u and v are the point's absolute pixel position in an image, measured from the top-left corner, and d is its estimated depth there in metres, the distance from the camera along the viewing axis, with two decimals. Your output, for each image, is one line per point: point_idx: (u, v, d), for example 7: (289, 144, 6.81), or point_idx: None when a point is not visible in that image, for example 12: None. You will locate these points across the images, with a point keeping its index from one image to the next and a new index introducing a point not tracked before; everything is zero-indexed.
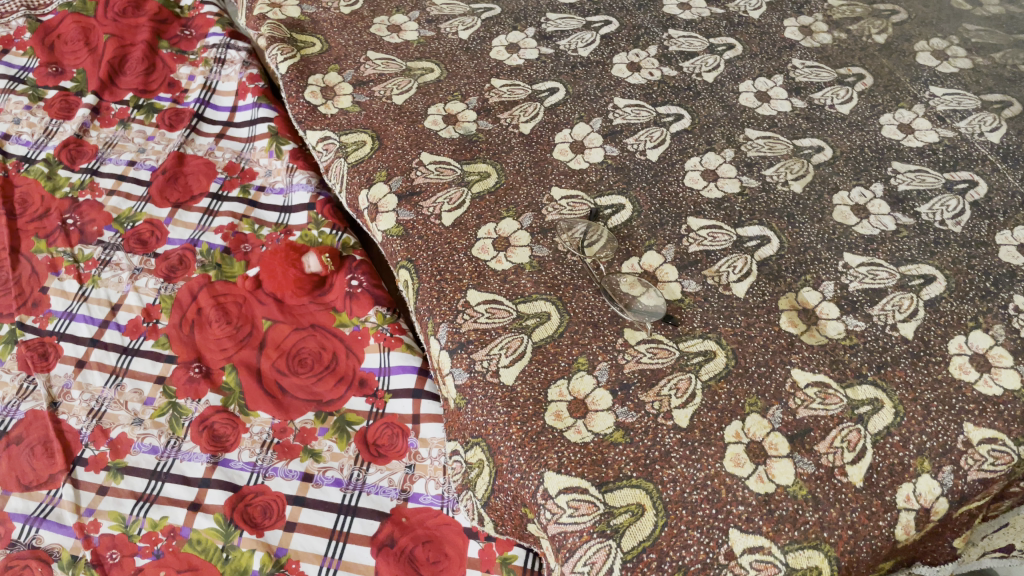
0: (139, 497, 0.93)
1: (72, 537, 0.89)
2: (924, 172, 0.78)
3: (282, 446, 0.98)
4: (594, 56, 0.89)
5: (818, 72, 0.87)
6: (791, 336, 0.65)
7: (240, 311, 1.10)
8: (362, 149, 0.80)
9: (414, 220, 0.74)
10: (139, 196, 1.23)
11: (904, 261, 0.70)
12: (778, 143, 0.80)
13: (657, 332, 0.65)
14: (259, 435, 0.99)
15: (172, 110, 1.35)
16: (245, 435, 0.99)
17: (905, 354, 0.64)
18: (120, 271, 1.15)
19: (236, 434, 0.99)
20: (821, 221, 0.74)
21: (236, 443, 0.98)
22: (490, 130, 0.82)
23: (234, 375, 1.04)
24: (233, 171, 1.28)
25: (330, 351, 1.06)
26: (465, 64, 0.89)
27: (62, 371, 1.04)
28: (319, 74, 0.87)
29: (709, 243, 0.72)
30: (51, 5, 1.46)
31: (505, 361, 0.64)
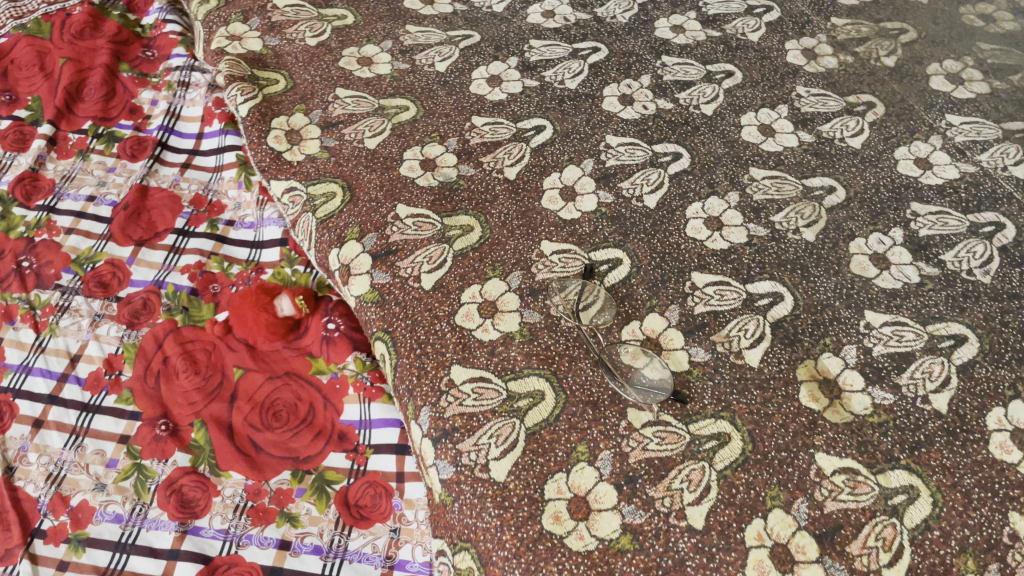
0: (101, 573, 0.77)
1: None
2: (946, 214, 0.71)
3: (257, 509, 0.83)
4: (583, 89, 0.82)
5: (825, 101, 0.81)
6: (813, 412, 0.58)
7: (208, 359, 0.92)
8: (332, 201, 0.73)
9: (390, 283, 0.67)
10: (100, 233, 1.04)
11: (932, 320, 0.64)
12: (787, 184, 0.73)
13: (664, 412, 0.58)
14: (232, 498, 0.83)
15: (134, 139, 1.14)
16: (216, 500, 0.83)
17: (940, 432, 0.57)
18: (80, 317, 0.97)
19: (205, 499, 0.83)
20: (838, 274, 0.67)
21: (206, 509, 0.83)
22: (472, 176, 0.74)
23: (203, 432, 0.87)
24: (200, 204, 1.09)
25: (306, 402, 0.90)
26: (443, 101, 0.81)
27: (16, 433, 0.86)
28: (283, 115, 0.80)
29: (717, 303, 0.65)
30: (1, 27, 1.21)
31: (495, 453, 0.57)
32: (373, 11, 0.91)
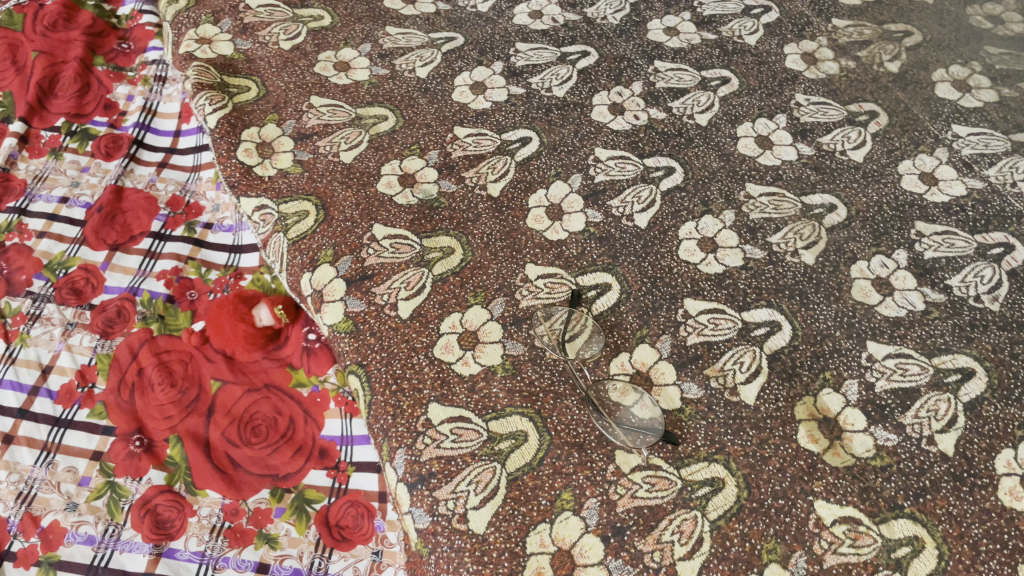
0: None
1: None
2: (952, 234, 0.68)
3: (233, 531, 0.87)
4: (571, 97, 0.78)
5: (826, 110, 0.77)
6: (812, 455, 0.55)
7: (185, 370, 0.95)
8: (304, 221, 0.69)
9: (365, 311, 0.63)
10: (73, 237, 1.05)
11: (938, 351, 0.60)
12: (785, 201, 0.70)
13: (654, 456, 0.55)
14: (208, 518, 0.88)
15: (109, 136, 1.15)
16: (192, 519, 0.87)
17: (946, 476, 0.54)
18: (51, 327, 0.98)
19: (181, 518, 0.87)
20: (839, 300, 0.63)
21: (182, 529, 0.87)
22: (454, 193, 0.70)
23: (180, 448, 0.91)
24: (177, 205, 1.11)
25: (286, 416, 0.93)
26: (424, 110, 0.77)
27: None
28: (254, 126, 0.75)
29: (711, 333, 0.61)
30: None
31: (474, 502, 0.54)
32: (352, 12, 0.86)
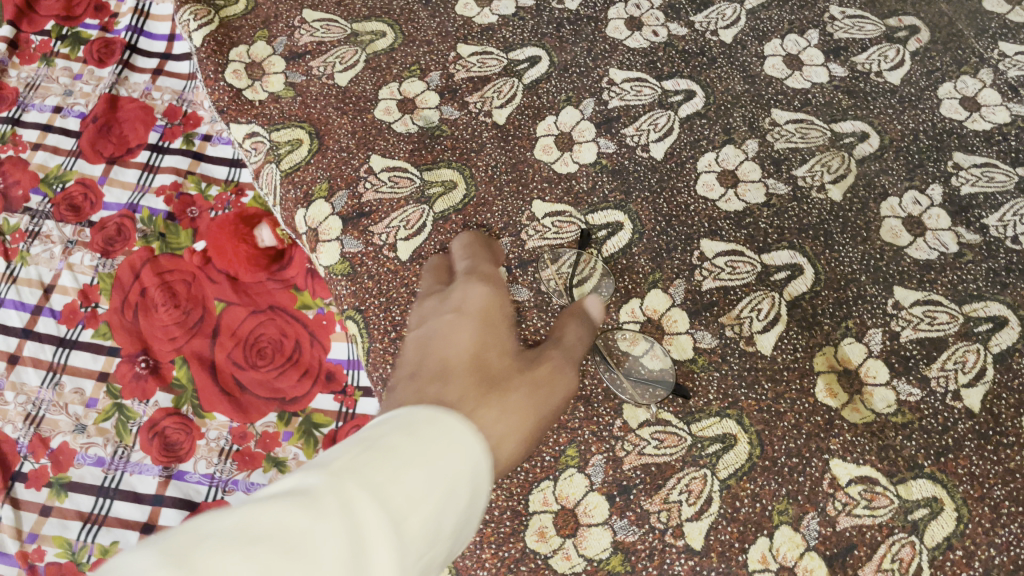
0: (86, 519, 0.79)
1: (15, 568, 0.77)
2: (992, 167, 0.63)
3: (242, 454, 0.83)
4: (585, 10, 0.72)
5: (862, 25, 0.70)
6: (830, 411, 0.53)
7: (188, 290, 0.88)
8: (297, 150, 0.66)
9: (363, 252, 0.61)
10: (68, 149, 0.98)
11: (969, 298, 0.57)
12: (813, 129, 0.65)
13: (664, 410, 0.53)
14: (217, 442, 0.83)
15: (101, 40, 1.04)
16: (200, 442, 0.83)
17: (970, 434, 0.52)
18: (51, 245, 0.92)
19: (190, 441, 0.83)
20: (866, 241, 0.60)
21: (191, 450, 0.83)
22: (457, 120, 0.66)
23: (185, 369, 0.85)
24: (175, 116, 1.01)
25: (292, 337, 0.87)
26: (425, 25, 0.71)
27: None
28: (243, 45, 0.70)
29: (728, 277, 0.58)
30: None
31: None
32: None
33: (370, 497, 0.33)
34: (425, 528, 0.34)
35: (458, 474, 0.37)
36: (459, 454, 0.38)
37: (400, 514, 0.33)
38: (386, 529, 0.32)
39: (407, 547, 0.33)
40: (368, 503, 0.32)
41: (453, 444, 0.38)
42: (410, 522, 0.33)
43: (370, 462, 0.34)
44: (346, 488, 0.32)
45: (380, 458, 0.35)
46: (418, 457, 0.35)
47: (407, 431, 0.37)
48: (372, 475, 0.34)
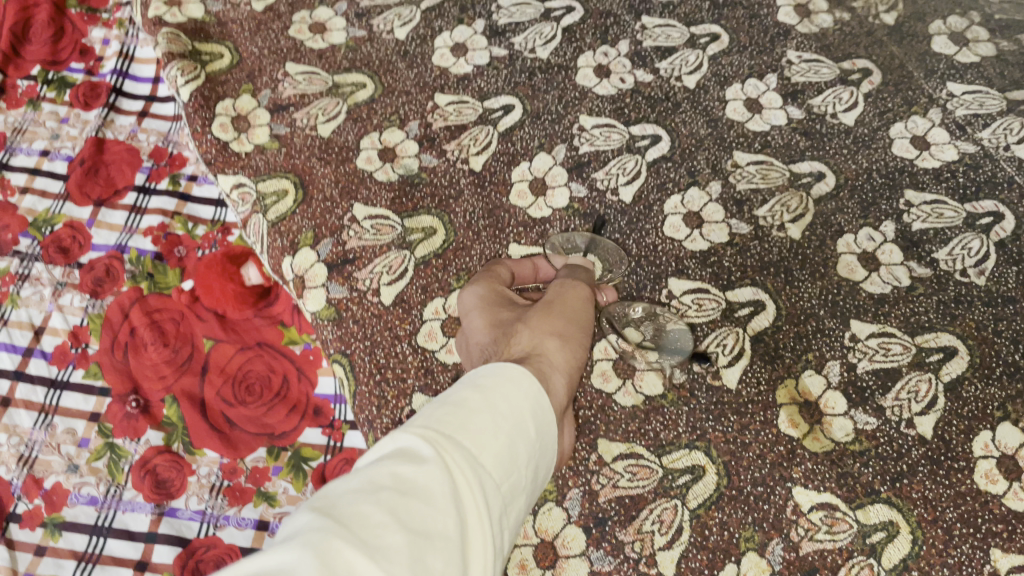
0: (79, 558, 0.80)
1: None
2: (941, 204, 0.66)
3: (233, 490, 0.83)
4: (555, 59, 0.75)
5: (818, 68, 0.74)
6: (792, 441, 0.56)
7: (177, 329, 0.90)
8: (283, 200, 0.69)
9: (348, 298, 0.65)
10: (57, 193, 1.01)
11: (921, 329, 0.60)
12: (773, 170, 0.68)
13: (636, 443, 0.58)
14: (208, 478, 0.84)
15: (87, 83, 1.08)
16: (191, 479, 0.83)
17: (924, 460, 0.55)
18: (41, 287, 0.94)
19: (181, 478, 0.84)
20: (824, 277, 0.63)
21: (182, 488, 0.83)
22: (435, 168, 0.70)
23: (175, 408, 0.87)
24: (160, 157, 1.04)
25: (280, 373, 0.89)
26: (404, 75, 0.75)
27: None
28: (229, 98, 0.74)
29: (695, 314, 0.62)
30: None
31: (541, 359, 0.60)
32: None
33: (451, 444, 0.37)
34: (510, 459, 0.39)
35: (531, 409, 0.42)
36: (525, 393, 0.43)
37: (480, 452, 0.38)
38: (474, 465, 0.37)
39: (499, 478, 0.38)
40: (456, 448, 0.37)
41: (524, 386, 0.43)
42: (490, 456, 0.38)
43: (453, 417, 0.39)
44: (436, 439, 0.37)
45: (460, 412, 0.39)
46: (489, 402, 0.40)
47: (479, 385, 0.42)
48: (458, 426, 0.39)
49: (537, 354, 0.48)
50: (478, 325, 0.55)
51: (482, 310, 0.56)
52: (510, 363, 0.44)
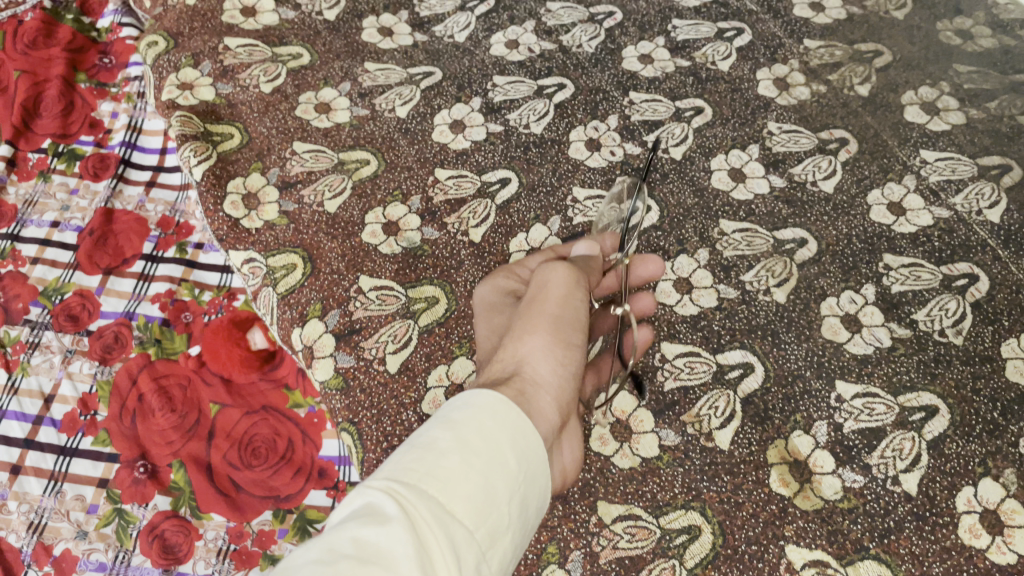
0: None
1: None
2: (919, 267, 0.69)
3: (239, 553, 0.87)
4: (549, 134, 0.79)
5: (798, 138, 0.77)
6: (783, 500, 0.59)
7: (185, 395, 0.96)
8: (292, 274, 0.74)
9: (355, 367, 0.68)
10: (66, 262, 1.07)
11: (903, 389, 0.63)
12: (758, 237, 0.72)
13: (635, 504, 0.60)
14: (214, 542, 0.88)
15: (96, 156, 1.16)
16: (199, 543, 0.88)
17: (910, 516, 0.58)
18: (51, 355, 1.00)
19: (189, 542, 0.88)
20: (809, 339, 0.66)
21: (190, 553, 0.88)
22: (436, 240, 0.73)
23: (183, 472, 0.91)
24: (168, 226, 1.10)
25: (285, 437, 0.92)
26: (406, 152, 0.79)
27: None
28: (240, 177, 0.79)
29: (687, 377, 0.65)
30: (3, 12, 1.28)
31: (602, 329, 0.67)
32: (330, 48, 0.87)
33: (420, 500, 0.38)
34: (480, 501, 0.40)
35: (503, 445, 0.43)
36: (499, 430, 0.44)
37: (449, 501, 0.40)
38: (441, 516, 0.38)
39: (469, 524, 0.40)
40: (424, 504, 0.38)
41: (495, 425, 0.44)
42: (458, 503, 0.40)
43: (419, 466, 0.40)
44: (400, 493, 0.38)
45: (427, 459, 0.41)
46: (457, 445, 0.42)
47: (448, 424, 0.43)
48: (425, 476, 0.40)
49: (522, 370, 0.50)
50: (489, 329, 0.63)
51: (487, 315, 0.63)
52: (481, 394, 0.45)
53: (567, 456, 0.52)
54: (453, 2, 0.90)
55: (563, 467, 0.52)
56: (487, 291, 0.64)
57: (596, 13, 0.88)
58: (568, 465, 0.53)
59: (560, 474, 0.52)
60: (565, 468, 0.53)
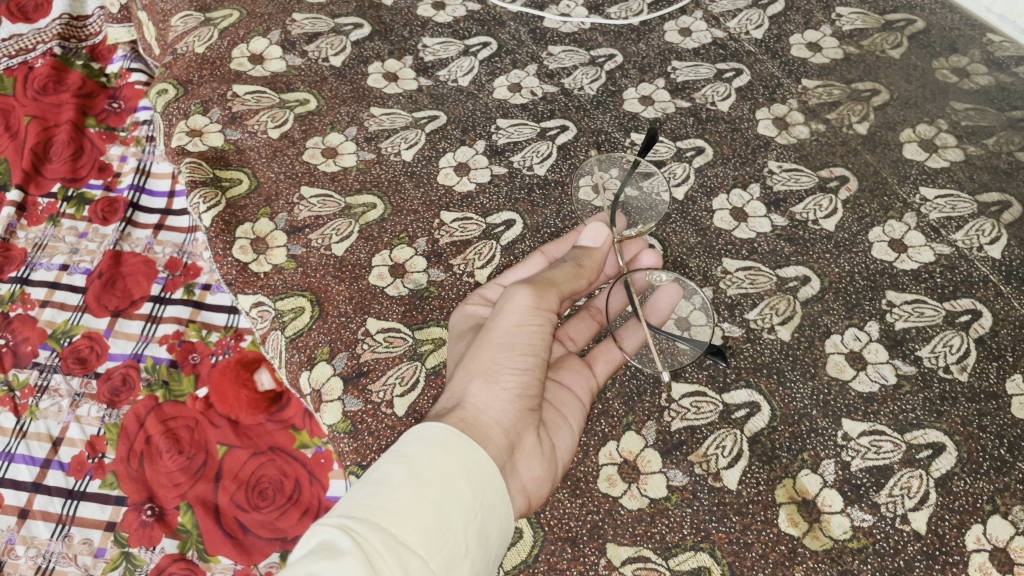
0: None
1: None
2: (922, 303, 0.70)
3: None
4: (552, 175, 0.80)
5: (798, 177, 0.78)
6: (792, 540, 0.59)
7: (192, 437, 0.96)
8: (300, 317, 0.74)
9: (363, 410, 0.68)
10: (75, 304, 1.08)
11: (910, 427, 0.63)
12: (761, 275, 0.72)
13: (644, 546, 0.60)
14: None
15: (105, 200, 1.17)
16: None
17: (920, 555, 0.58)
18: (59, 399, 1.02)
19: None
20: (814, 377, 0.66)
21: None
22: (443, 281, 0.74)
23: (190, 515, 0.92)
24: (175, 267, 1.12)
25: (292, 477, 0.93)
26: (411, 195, 0.80)
27: (4, 524, 0.93)
28: (249, 222, 0.80)
29: (694, 417, 0.65)
30: (18, 58, 1.31)
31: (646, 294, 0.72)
32: (337, 93, 0.89)
33: (368, 535, 0.44)
34: (432, 532, 0.47)
35: (455, 477, 0.50)
36: (453, 465, 0.50)
37: (403, 535, 0.46)
38: (394, 548, 0.45)
39: (423, 553, 0.46)
40: (373, 538, 0.44)
41: (446, 459, 0.50)
42: (411, 535, 0.46)
43: (374, 502, 0.47)
44: (354, 529, 0.45)
45: (382, 495, 0.47)
46: (409, 480, 0.48)
47: (399, 460, 0.49)
48: (379, 511, 0.46)
49: (463, 402, 0.57)
50: (453, 356, 0.67)
51: (457, 341, 0.68)
52: (436, 430, 0.52)
53: (526, 476, 0.58)
54: (456, 47, 0.92)
55: (525, 488, 0.58)
56: (460, 320, 0.70)
57: (597, 56, 0.90)
58: (530, 486, 0.58)
59: (523, 495, 0.58)
60: (526, 487, 0.58)
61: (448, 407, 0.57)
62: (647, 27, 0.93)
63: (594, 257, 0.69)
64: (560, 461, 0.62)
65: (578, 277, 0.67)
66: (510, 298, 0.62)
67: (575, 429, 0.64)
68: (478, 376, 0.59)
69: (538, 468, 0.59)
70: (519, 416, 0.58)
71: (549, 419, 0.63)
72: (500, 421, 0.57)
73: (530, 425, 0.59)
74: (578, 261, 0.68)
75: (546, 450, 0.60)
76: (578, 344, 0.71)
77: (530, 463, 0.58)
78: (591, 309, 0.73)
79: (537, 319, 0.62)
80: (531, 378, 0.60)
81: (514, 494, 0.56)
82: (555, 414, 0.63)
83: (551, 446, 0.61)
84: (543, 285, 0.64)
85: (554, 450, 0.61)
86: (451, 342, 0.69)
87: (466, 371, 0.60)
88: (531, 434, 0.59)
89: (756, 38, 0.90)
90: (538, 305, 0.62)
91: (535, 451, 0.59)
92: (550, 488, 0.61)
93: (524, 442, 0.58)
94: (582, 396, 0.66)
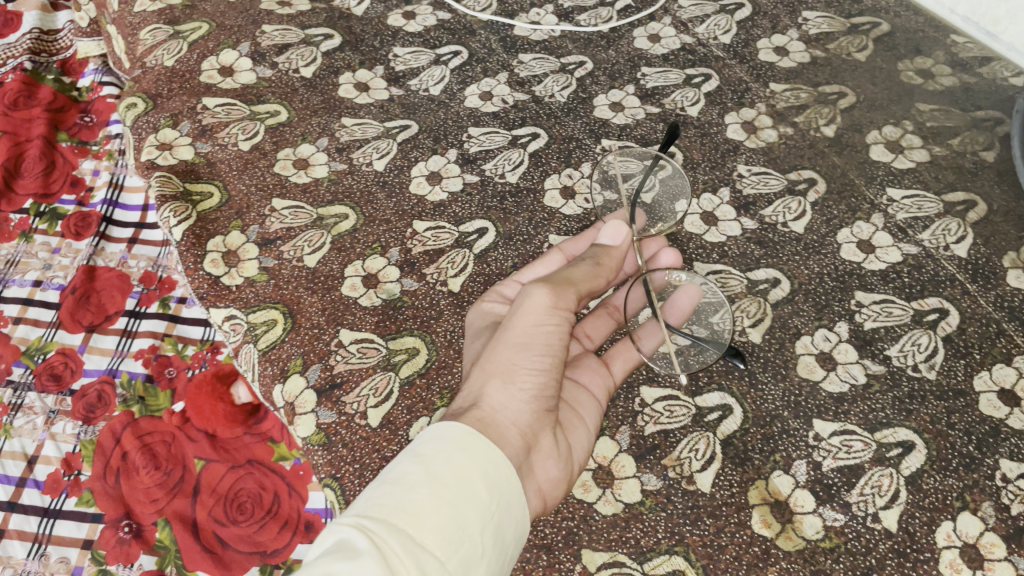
0: None
1: None
2: (890, 302, 0.71)
3: None
4: (524, 183, 0.81)
5: (767, 180, 0.79)
6: (766, 541, 0.60)
7: (169, 452, 0.95)
8: (273, 330, 0.74)
9: (337, 422, 0.68)
10: (48, 321, 1.08)
11: (880, 426, 0.64)
12: (731, 278, 0.73)
13: (620, 552, 0.60)
14: None
15: (78, 214, 1.17)
16: None
17: (891, 554, 0.58)
18: (34, 416, 1.01)
19: None
20: (785, 379, 0.67)
21: None
22: (416, 291, 0.74)
23: (168, 531, 0.91)
24: (150, 281, 1.11)
25: (270, 490, 0.91)
26: (383, 205, 0.80)
27: None
28: (220, 235, 0.80)
29: (667, 420, 0.66)
30: None
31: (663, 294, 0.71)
32: (307, 104, 0.89)
33: (385, 536, 0.45)
34: (448, 534, 0.47)
35: (472, 478, 0.50)
36: (471, 466, 0.50)
37: (420, 536, 0.46)
38: (411, 549, 0.45)
39: (440, 554, 0.46)
40: (390, 539, 0.45)
41: (464, 461, 0.50)
42: (429, 536, 0.46)
43: (390, 503, 0.47)
44: (371, 529, 0.45)
45: (399, 496, 0.48)
46: (427, 481, 0.48)
47: (417, 460, 0.50)
48: (395, 512, 0.47)
49: (480, 402, 0.58)
50: (470, 353, 0.68)
51: (474, 339, 0.69)
52: (454, 429, 0.52)
53: (543, 478, 0.58)
54: (427, 56, 0.92)
55: (541, 489, 0.58)
56: (478, 317, 0.70)
57: (567, 63, 0.90)
58: (547, 487, 0.58)
59: (540, 497, 0.58)
60: (543, 488, 0.58)
61: (466, 407, 0.58)
62: (616, 34, 0.93)
63: (611, 256, 0.69)
64: (576, 462, 0.62)
65: (596, 276, 0.67)
66: (528, 296, 0.63)
67: (591, 429, 0.64)
68: (496, 376, 0.59)
69: (554, 469, 0.59)
70: (536, 417, 0.59)
71: (567, 420, 0.63)
72: (516, 422, 0.57)
73: (547, 425, 0.59)
74: (597, 259, 0.68)
75: (563, 450, 0.60)
76: (595, 341, 0.71)
77: (547, 464, 0.58)
78: (609, 306, 0.73)
79: (555, 319, 0.62)
80: (548, 379, 0.60)
81: (530, 495, 0.56)
82: (572, 414, 0.63)
83: (567, 447, 0.61)
84: (560, 285, 0.64)
85: (571, 451, 0.61)
86: (467, 341, 0.70)
87: (483, 371, 0.60)
88: (548, 434, 0.59)
89: (724, 43, 0.91)
90: (556, 304, 0.62)
91: (551, 451, 0.59)
92: (566, 489, 0.61)
93: (540, 442, 0.58)
94: (599, 396, 0.66)
